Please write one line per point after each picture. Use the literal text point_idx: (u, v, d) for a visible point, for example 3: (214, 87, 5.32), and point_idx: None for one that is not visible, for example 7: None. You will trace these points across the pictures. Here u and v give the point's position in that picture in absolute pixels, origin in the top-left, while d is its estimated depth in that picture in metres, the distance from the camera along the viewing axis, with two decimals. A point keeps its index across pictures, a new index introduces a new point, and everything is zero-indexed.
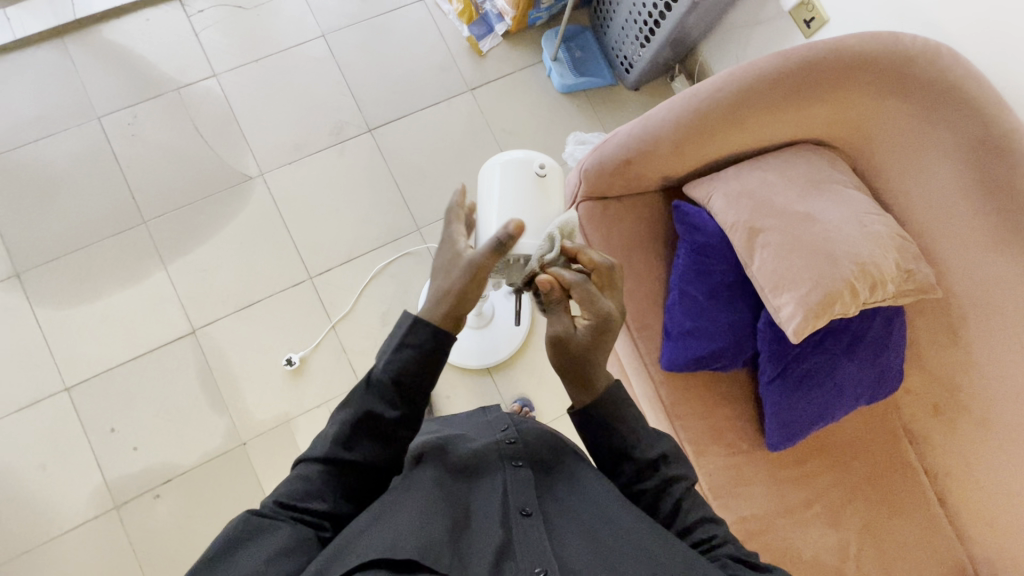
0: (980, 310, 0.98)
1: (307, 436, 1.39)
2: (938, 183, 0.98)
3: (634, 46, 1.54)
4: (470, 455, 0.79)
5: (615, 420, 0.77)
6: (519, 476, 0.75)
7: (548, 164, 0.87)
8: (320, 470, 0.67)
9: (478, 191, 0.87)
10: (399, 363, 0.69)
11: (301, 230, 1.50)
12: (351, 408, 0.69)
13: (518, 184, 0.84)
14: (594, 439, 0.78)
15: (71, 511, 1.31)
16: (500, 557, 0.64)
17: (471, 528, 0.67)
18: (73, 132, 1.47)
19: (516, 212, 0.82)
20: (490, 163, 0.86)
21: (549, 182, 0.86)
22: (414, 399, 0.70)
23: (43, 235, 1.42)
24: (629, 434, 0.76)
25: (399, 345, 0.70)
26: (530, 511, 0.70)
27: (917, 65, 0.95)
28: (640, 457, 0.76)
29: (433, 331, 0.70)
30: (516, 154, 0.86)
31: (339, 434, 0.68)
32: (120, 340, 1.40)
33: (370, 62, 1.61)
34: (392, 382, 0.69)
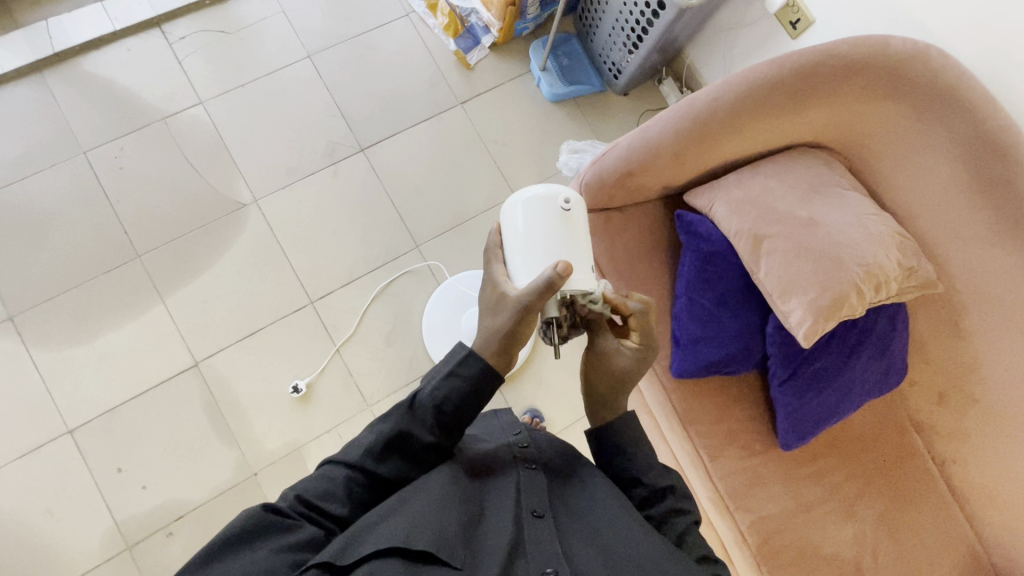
0: (980, 301, 1.01)
1: (318, 462, 1.38)
2: (933, 180, 1.00)
3: (622, 52, 1.55)
4: (484, 454, 0.78)
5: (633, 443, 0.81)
6: (534, 477, 0.74)
7: (573, 199, 0.85)
8: (344, 475, 0.67)
9: (501, 226, 0.87)
10: (447, 391, 0.71)
11: (299, 254, 1.48)
12: (391, 423, 0.69)
13: (542, 219, 0.83)
14: (604, 456, 0.82)
15: (82, 555, 1.28)
16: (512, 556, 0.62)
17: (483, 526, 0.66)
18: (59, 168, 1.44)
19: (546, 251, 0.81)
20: (513, 198, 0.87)
21: (574, 217, 0.85)
22: (451, 429, 0.71)
23: (34, 276, 1.39)
24: (641, 463, 0.79)
25: (450, 374, 0.72)
26: (543, 513, 0.68)
27: (909, 67, 0.96)
28: (652, 483, 0.78)
29: (482, 367, 0.72)
30: (539, 188, 0.86)
31: (374, 446, 0.68)
32: (122, 377, 1.37)
33: (359, 81, 1.60)
34: (436, 410, 0.70)
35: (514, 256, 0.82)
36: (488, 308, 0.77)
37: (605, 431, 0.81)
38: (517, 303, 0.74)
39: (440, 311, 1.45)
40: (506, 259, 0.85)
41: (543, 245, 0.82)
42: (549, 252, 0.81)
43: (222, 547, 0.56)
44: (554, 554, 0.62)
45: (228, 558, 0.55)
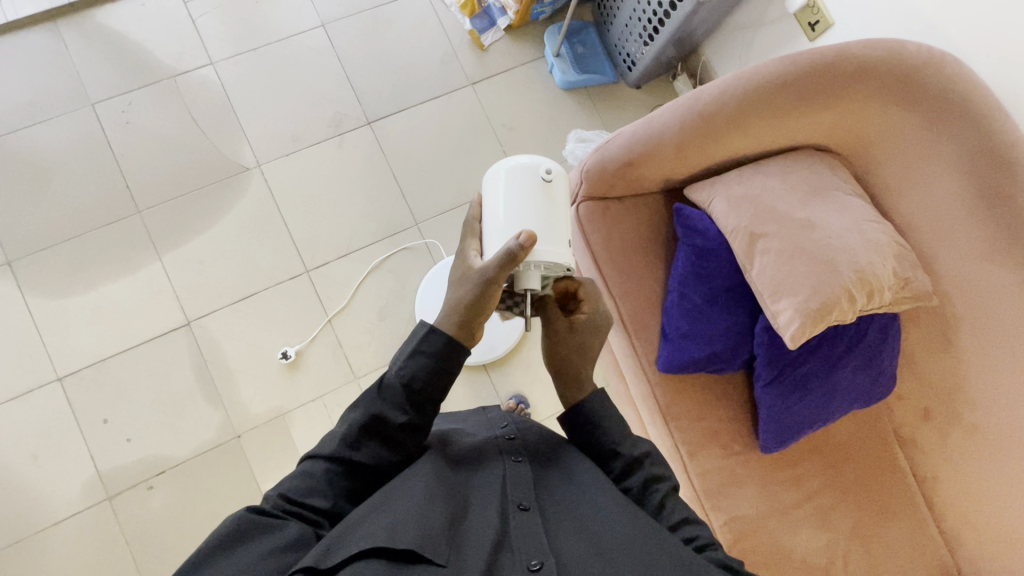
0: (974, 319, 1.00)
1: (302, 429, 1.39)
2: (936, 193, 0.99)
3: (637, 43, 1.53)
4: (470, 448, 0.78)
5: (603, 416, 0.80)
6: (519, 471, 0.74)
7: (555, 171, 0.85)
8: (324, 467, 0.66)
9: (483, 196, 0.86)
10: (414, 369, 0.71)
11: (299, 223, 1.48)
12: (361, 408, 0.69)
13: (522, 190, 0.82)
14: (582, 437, 0.81)
15: (64, 501, 1.30)
16: (498, 550, 0.61)
17: (468, 521, 0.64)
18: (67, 118, 1.44)
19: (523, 221, 0.81)
20: (496, 166, 0.86)
21: (556, 189, 0.85)
22: (424, 406, 0.71)
23: (34, 223, 1.40)
24: (614, 433, 0.80)
25: (414, 352, 0.72)
26: (528, 505, 0.68)
27: (922, 75, 0.95)
28: (627, 453, 0.78)
29: (447, 339, 0.72)
30: (523, 158, 0.85)
31: (348, 434, 0.68)
32: (115, 330, 1.38)
33: (371, 54, 1.59)
34: (404, 388, 0.70)
35: (491, 226, 0.82)
36: (453, 281, 0.77)
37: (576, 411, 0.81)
38: (483, 272, 0.74)
39: (434, 289, 1.44)
40: (483, 229, 0.84)
41: (522, 215, 0.81)
42: (527, 223, 0.81)
43: (208, 555, 0.54)
44: (540, 547, 0.61)
45: (213, 563, 0.54)
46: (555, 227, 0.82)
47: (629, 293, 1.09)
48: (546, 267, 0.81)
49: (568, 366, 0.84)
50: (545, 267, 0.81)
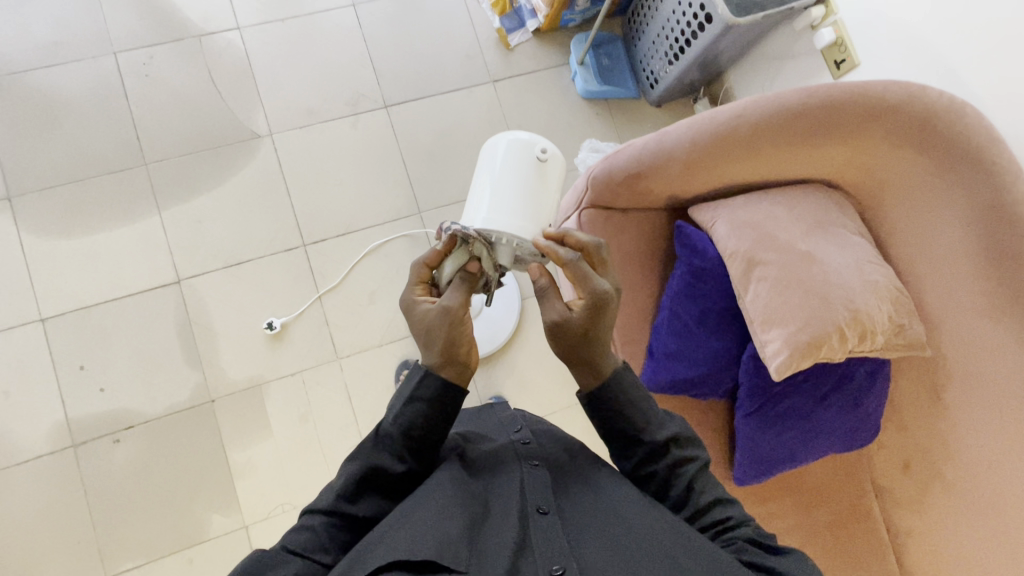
0: (965, 376, 0.98)
1: (278, 402, 1.38)
2: (943, 244, 0.97)
3: (662, 61, 1.51)
4: (488, 454, 0.77)
5: (625, 404, 0.74)
6: (537, 474, 0.72)
7: (551, 151, 0.86)
8: (323, 522, 0.64)
9: (477, 167, 0.88)
10: (410, 417, 0.70)
11: (303, 196, 1.48)
12: (358, 458, 0.68)
13: (513, 165, 0.84)
14: (603, 423, 0.76)
15: (29, 443, 1.29)
16: (518, 554, 0.61)
17: (488, 527, 0.65)
18: (88, 63, 1.45)
19: (507, 195, 0.83)
20: (496, 138, 0.88)
21: (548, 169, 0.86)
22: (422, 451, 0.71)
23: (40, 162, 1.40)
24: (637, 419, 0.74)
25: (409, 399, 0.71)
26: (547, 509, 0.66)
27: (942, 122, 0.93)
28: (653, 440, 0.73)
29: (443, 383, 0.71)
30: (523, 133, 0.86)
31: (346, 486, 0.66)
32: (105, 278, 1.38)
33: (397, 40, 1.59)
34: (402, 436, 0.70)
35: (478, 198, 0.84)
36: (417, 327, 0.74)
37: (598, 396, 0.74)
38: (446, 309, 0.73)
39: None
40: (471, 198, 0.86)
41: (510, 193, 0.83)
42: (513, 200, 0.82)
43: None
44: (562, 552, 0.61)
45: None
46: (540, 208, 0.84)
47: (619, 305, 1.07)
48: (521, 244, 0.82)
49: (583, 357, 0.74)
50: (518, 243, 0.82)
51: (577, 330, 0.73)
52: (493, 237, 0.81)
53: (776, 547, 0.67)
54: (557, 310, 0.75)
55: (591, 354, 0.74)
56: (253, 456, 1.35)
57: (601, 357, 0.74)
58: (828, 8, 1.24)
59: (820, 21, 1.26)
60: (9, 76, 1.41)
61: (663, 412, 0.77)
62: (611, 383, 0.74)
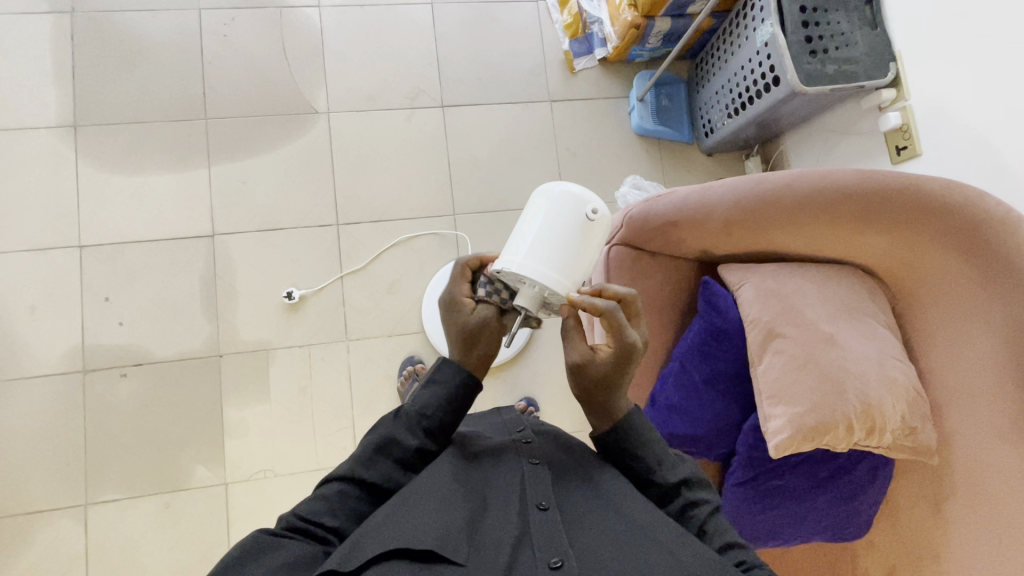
0: (970, 493, 0.94)
1: (282, 370, 1.40)
2: (972, 354, 0.94)
3: (721, 113, 1.51)
4: (488, 448, 0.76)
5: (637, 445, 0.74)
6: (537, 471, 0.70)
7: (601, 212, 0.83)
8: (336, 489, 0.66)
9: (524, 210, 0.85)
10: (427, 397, 0.73)
11: (346, 176, 1.51)
12: (374, 432, 0.71)
13: (561, 218, 0.82)
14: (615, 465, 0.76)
15: (44, 360, 1.35)
16: (517, 549, 0.60)
17: (488, 522, 0.64)
18: (173, 14, 1.51)
19: (550, 248, 0.80)
20: (550, 184, 0.85)
21: (594, 230, 0.83)
22: (435, 433, 0.72)
23: (109, 98, 1.46)
24: (650, 459, 0.74)
25: (428, 380, 0.74)
26: (547, 505, 0.65)
27: (993, 232, 0.90)
28: (663, 481, 0.73)
29: (460, 368, 0.74)
30: (576, 188, 0.84)
31: (360, 454, 0.69)
32: (145, 219, 1.43)
33: (467, 44, 1.62)
34: (418, 416, 0.72)
35: (521, 231, 0.82)
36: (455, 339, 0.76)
37: (609, 435, 0.75)
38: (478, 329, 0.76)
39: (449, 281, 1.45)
40: (511, 238, 0.83)
41: (552, 239, 0.81)
42: (554, 247, 0.80)
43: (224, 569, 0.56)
44: (561, 546, 0.60)
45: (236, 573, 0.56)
46: (578, 262, 0.82)
47: None
48: (550, 294, 0.80)
49: (601, 397, 0.74)
50: (546, 292, 0.80)
51: (598, 375, 0.73)
52: (523, 282, 0.79)
53: None
54: (580, 353, 0.75)
55: (609, 397, 0.74)
56: (247, 417, 1.38)
57: (618, 400, 0.75)
58: (900, 92, 1.21)
59: (889, 103, 1.23)
60: (98, 13, 1.48)
61: (675, 455, 0.76)
62: (625, 425, 0.75)
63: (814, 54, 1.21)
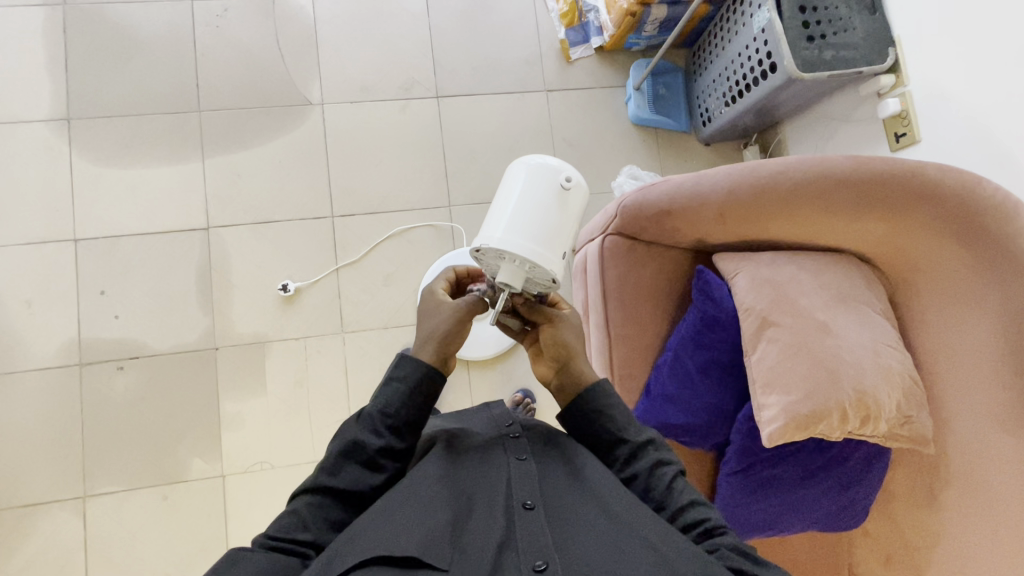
0: (966, 482, 0.93)
1: (277, 362, 1.40)
2: (969, 342, 0.93)
3: (718, 102, 1.49)
4: (476, 445, 0.75)
5: (607, 405, 0.76)
6: (525, 468, 0.70)
7: (576, 180, 0.82)
8: (306, 502, 0.66)
9: (500, 188, 0.85)
10: (387, 396, 0.72)
11: (340, 169, 1.50)
12: (339, 438, 0.70)
13: (536, 190, 0.81)
14: (584, 427, 0.77)
15: (41, 354, 1.35)
16: (501, 553, 0.61)
17: (474, 521, 0.65)
18: (166, 5, 1.50)
19: (527, 221, 0.79)
20: (523, 159, 0.85)
21: (570, 198, 0.82)
22: (401, 430, 0.72)
23: (103, 91, 1.45)
24: (620, 419, 0.76)
25: (386, 379, 0.74)
26: (532, 504, 0.65)
27: (991, 218, 0.89)
28: (631, 440, 0.75)
29: (419, 363, 0.74)
30: (548, 159, 0.83)
31: (326, 463, 0.68)
32: (140, 212, 1.43)
33: (462, 34, 1.61)
34: (381, 416, 0.71)
35: (498, 209, 0.82)
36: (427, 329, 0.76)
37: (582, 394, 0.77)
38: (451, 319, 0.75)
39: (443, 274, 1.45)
40: (488, 218, 0.82)
41: (528, 212, 0.80)
42: (531, 220, 0.79)
43: None
44: (545, 548, 0.61)
45: None
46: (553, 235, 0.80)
47: (628, 337, 1.06)
48: (533, 270, 0.78)
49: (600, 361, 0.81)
50: (530, 268, 0.78)
51: None
52: (505, 259, 0.78)
53: (752, 552, 0.64)
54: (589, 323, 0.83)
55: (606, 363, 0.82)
56: (244, 410, 1.38)
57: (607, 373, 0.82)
58: (899, 78, 1.19)
59: (888, 90, 1.22)
60: (91, 5, 1.48)
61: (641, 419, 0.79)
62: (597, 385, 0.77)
63: (812, 40, 1.19)
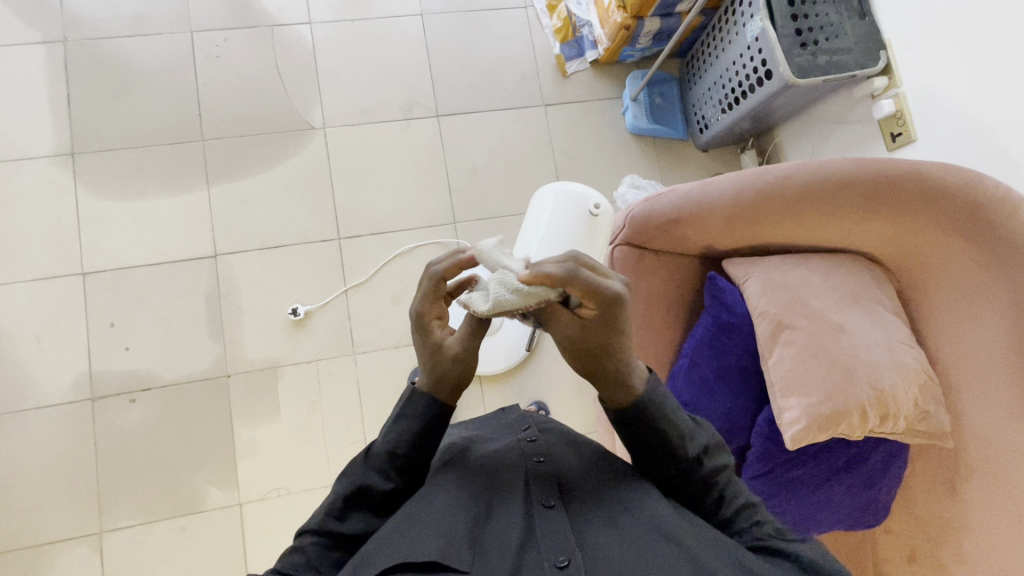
0: (985, 474, 0.94)
1: (290, 387, 1.40)
2: (979, 335, 0.94)
3: (715, 109, 1.52)
4: (491, 451, 0.76)
5: (659, 420, 0.67)
6: (542, 471, 0.71)
7: (600, 207, 1.16)
8: (313, 541, 0.65)
9: (540, 205, 1.21)
10: (396, 435, 0.70)
11: (345, 191, 1.52)
12: (346, 478, 0.68)
13: (567, 213, 1.18)
14: (634, 440, 0.69)
15: (52, 390, 1.34)
16: (522, 551, 0.61)
17: (494, 523, 0.65)
18: (165, 38, 1.52)
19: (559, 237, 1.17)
20: (560, 187, 1.18)
21: (596, 220, 1.16)
22: (409, 470, 0.70)
23: (106, 125, 1.46)
24: (673, 433, 0.68)
25: (396, 417, 0.71)
26: (552, 503, 0.66)
27: (993, 213, 0.91)
28: (686, 455, 0.68)
29: (428, 400, 0.71)
30: (579, 190, 1.17)
31: (333, 503, 0.67)
32: (146, 243, 1.43)
33: (459, 53, 1.63)
34: (389, 455, 0.70)
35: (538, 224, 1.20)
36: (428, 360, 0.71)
37: (627, 413, 0.68)
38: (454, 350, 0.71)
39: None
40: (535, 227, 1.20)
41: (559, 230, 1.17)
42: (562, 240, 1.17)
43: None
44: (567, 544, 0.61)
45: None
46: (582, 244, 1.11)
47: (644, 345, 1.09)
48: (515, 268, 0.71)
49: (611, 368, 0.67)
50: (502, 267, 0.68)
51: (595, 340, 0.65)
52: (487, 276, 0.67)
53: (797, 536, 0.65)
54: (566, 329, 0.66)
55: (619, 366, 0.67)
56: (258, 437, 1.37)
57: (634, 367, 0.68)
58: (891, 79, 1.22)
59: (881, 91, 1.25)
60: (91, 40, 1.49)
61: (691, 419, 0.71)
62: (649, 399, 0.68)
63: (805, 47, 1.22)
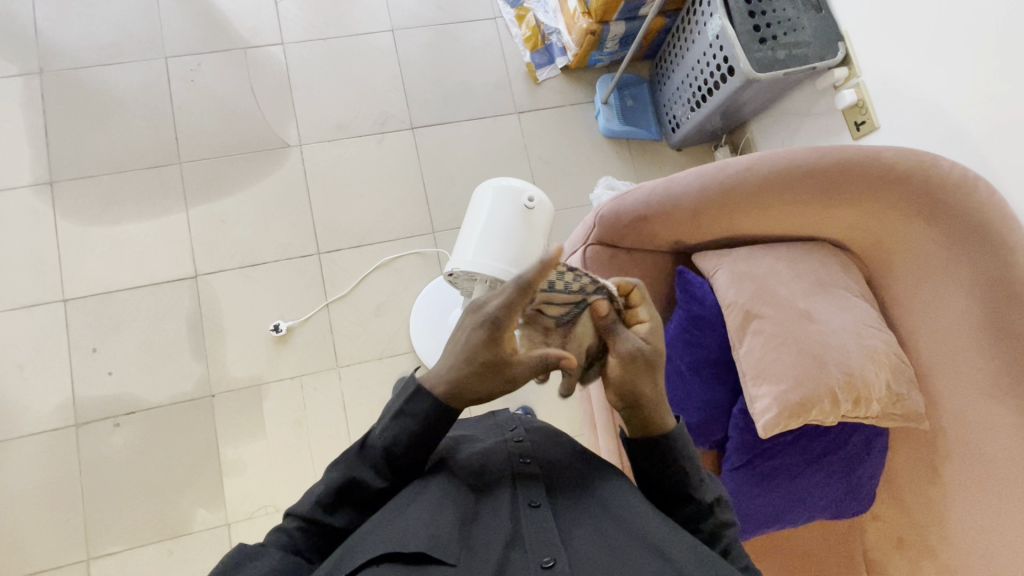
0: (964, 454, 0.94)
1: (274, 404, 1.40)
2: (946, 315, 0.95)
3: (684, 108, 1.54)
4: (477, 451, 0.76)
5: (676, 461, 0.72)
6: (527, 472, 0.71)
7: (536, 199, 1.05)
8: (300, 526, 0.65)
9: (471, 205, 1.08)
10: (395, 433, 0.69)
11: (323, 205, 1.53)
12: (338, 470, 0.67)
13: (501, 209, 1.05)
14: (649, 473, 0.74)
15: (36, 418, 1.34)
16: (509, 549, 0.61)
17: (479, 523, 0.64)
18: (140, 65, 1.54)
19: (494, 237, 1.03)
20: (491, 181, 1.05)
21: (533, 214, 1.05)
22: (403, 470, 0.70)
23: (83, 152, 1.48)
24: (688, 475, 0.72)
25: (397, 414, 0.69)
26: (538, 502, 0.66)
27: (949, 194, 0.92)
28: (701, 498, 0.72)
29: (432, 404, 0.69)
30: (512, 182, 1.04)
31: (323, 494, 0.66)
32: (127, 266, 1.44)
33: (431, 66, 1.66)
34: (386, 452, 0.69)
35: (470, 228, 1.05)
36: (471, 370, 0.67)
37: (645, 446, 0.73)
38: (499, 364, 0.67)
39: (432, 300, 1.45)
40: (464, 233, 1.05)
41: (494, 232, 1.03)
42: (498, 240, 1.03)
43: None
44: (553, 544, 0.60)
45: None
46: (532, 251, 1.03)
47: None
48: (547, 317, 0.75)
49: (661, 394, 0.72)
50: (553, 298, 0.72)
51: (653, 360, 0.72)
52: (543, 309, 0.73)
53: None
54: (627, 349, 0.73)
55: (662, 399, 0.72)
56: (243, 455, 1.37)
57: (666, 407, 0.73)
58: (851, 70, 1.24)
59: (843, 82, 1.26)
60: (67, 71, 1.51)
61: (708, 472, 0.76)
62: (674, 436, 0.72)
63: (764, 42, 1.24)
